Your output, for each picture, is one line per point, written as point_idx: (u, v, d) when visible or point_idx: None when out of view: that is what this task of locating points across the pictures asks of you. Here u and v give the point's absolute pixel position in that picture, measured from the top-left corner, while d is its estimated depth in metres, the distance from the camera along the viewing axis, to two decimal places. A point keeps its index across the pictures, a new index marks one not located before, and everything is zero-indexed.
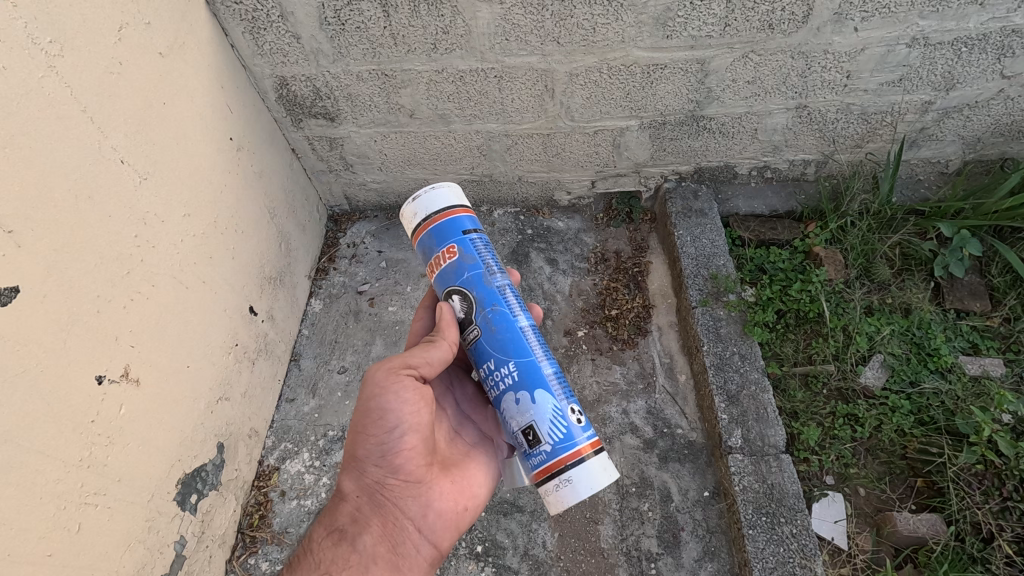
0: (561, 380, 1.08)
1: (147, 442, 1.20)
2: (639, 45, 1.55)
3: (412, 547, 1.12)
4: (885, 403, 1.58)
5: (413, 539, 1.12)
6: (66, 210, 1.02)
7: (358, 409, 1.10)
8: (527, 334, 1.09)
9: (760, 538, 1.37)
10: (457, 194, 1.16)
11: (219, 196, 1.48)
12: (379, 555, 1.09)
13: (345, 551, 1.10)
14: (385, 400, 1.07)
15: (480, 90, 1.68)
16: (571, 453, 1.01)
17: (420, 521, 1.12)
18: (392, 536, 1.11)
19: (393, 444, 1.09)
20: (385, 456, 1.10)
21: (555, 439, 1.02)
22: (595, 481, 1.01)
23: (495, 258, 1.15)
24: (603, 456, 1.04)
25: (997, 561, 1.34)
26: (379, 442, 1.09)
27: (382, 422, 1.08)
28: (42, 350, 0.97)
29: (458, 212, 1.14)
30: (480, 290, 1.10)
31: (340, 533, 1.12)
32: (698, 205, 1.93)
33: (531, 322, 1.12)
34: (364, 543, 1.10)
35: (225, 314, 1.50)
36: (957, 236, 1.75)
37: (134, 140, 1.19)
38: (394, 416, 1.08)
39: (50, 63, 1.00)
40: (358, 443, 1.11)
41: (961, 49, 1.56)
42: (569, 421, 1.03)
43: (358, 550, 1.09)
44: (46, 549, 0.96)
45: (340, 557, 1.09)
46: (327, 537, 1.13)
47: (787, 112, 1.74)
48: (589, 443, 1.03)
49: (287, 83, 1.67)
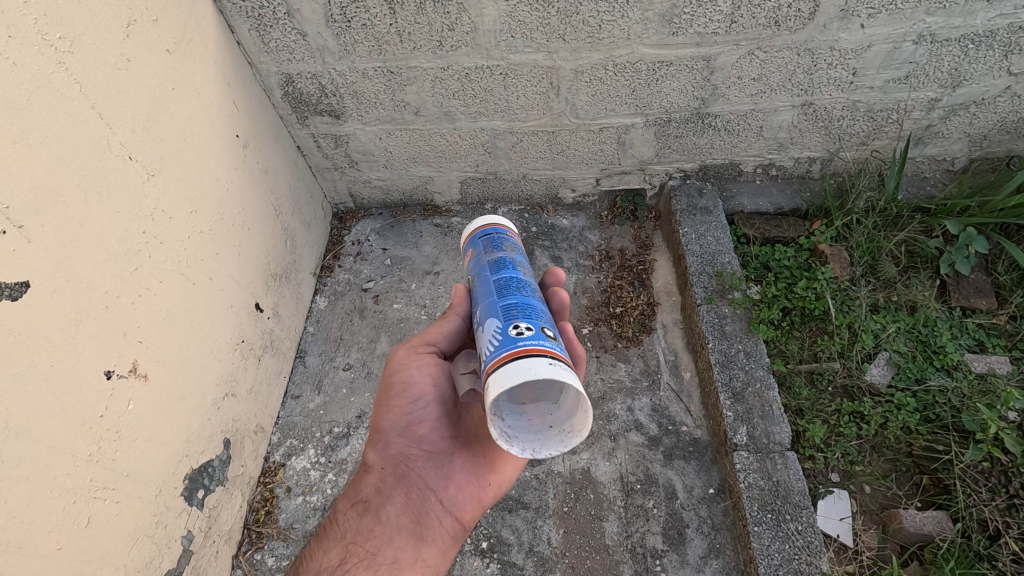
0: (520, 309, 0.98)
1: (155, 437, 1.21)
2: (646, 42, 1.54)
3: (433, 517, 1.17)
4: (891, 401, 1.58)
5: (433, 510, 1.17)
6: (75, 205, 1.03)
7: (385, 381, 1.18)
8: (499, 282, 1.06)
9: (766, 535, 1.37)
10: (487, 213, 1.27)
11: (226, 193, 1.49)
12: (402, 526, 1.16)
13: (370, 522, 1.16)
14: (405, 372, 1.15)
15: (485, 87, 1.69)
16: (495, 359, 0.88)
17: (441, 493, 1.17)
18: (415, 507, 1.17)
19: (417, 415, 1.15)
20: (408, 428, 1.16)
21: (489, 352, 0.91)
22: (511, 377, 0.81)
23: (504, 242, 1.19)
24: (544, 360, 0.83)
25: (1003, 559, 1.33)
26: (403, 413, 1.16)
27: (405, 393, 1.15)
28: (52, 345, 0.97)
29: (480, 223, 1.24)
30: (474, 267, 1.16)
31: (364, 505, 1.18)
32: (703, 202, 1.93)
33: (515, 275, 1.08)
34: (388, 514, 1.16)
35: (231, 310, 1.50)
36: (964, 233, 1.75)
37: (142, 136, 1.19)
38: (414, 387, 1.14)
39: (59, 60, 1.00)
40: (384, 413, 1.17)
41: (968, 46, 1.55)
42: (508, 333, 0.91)
43: (382, 521, 1.16)
44: (55, 543, 0.97)
45: (366, 527, 1.16)
46: (352, 508, 1.20)
47: (793, 110, 1.74)
48: (526, 348, 0.86)
49: (293, 80, 1.68)
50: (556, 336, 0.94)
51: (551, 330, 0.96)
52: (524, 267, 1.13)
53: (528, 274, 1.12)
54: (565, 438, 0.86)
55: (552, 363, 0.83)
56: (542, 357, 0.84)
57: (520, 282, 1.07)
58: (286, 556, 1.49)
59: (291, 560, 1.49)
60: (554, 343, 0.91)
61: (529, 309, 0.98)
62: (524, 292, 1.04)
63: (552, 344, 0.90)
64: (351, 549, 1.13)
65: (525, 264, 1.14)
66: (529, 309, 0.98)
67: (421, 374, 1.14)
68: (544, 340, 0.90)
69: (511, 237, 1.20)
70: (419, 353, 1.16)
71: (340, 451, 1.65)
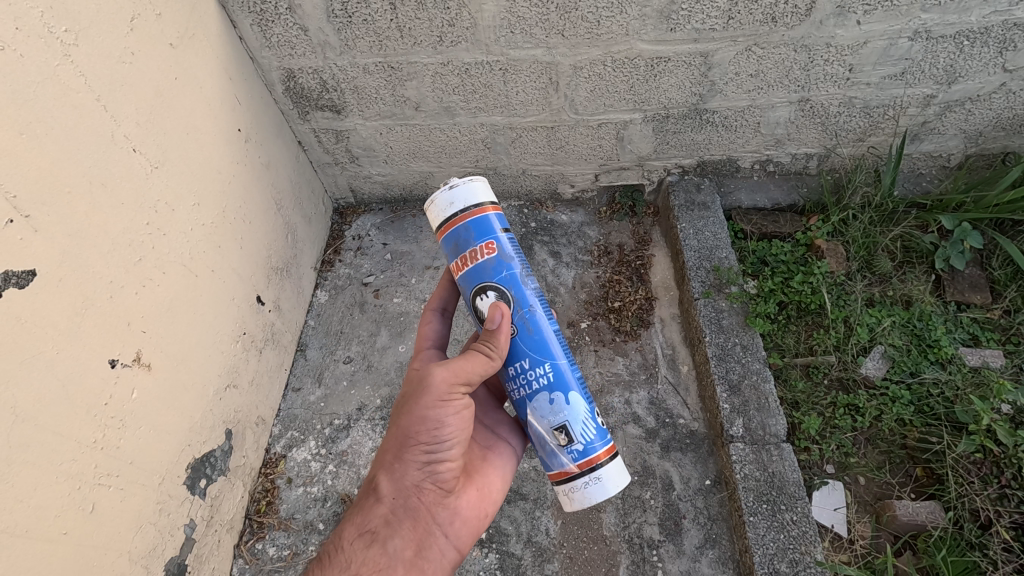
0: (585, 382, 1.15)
1: (158, 426, 1.23)
2: (644, 38, 1.56)
3: (438, 551, 1.12)
4: (886, 394, 1.60)
5: (438, 543, 1.13)
6: (80, 196, 1.04)
7: (412, 411, 1.07)
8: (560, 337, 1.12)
9: (761, 525, 1.39)
10: (489, 187, 1.12)
11: (228, 187, 1.50)
12: (406, 560, 1.08)
13: (376, 554, 1.07)
14: (442, 410, 1.06)
15: (485, 83, 1.70)
16: (600, 452, 1.08)
17: (448, 527, 1.14)
18: (421, 540, 1.11)
19: (442, 454, 1.10)
20: (429, 464, 1.10)
21: (586, 438, 1.07)
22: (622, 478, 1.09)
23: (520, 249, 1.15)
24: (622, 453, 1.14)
25: (994, 547, 1.34)
26: (428, 450, 1.09)
27: (435, 431, 1.07)
28: (58, 332, 0.99)
29: (494, 205, 1.11)
30: (516, 289, 1.09)
31: (372, 535, 1.09)
32: (701, 198, 1.94)
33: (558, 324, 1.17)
34: (396, 547, 1.08)
35: (233, 303, 1.52)
36: (958, 228, 1.77)
37: (145, 129, 1.21)
38: (446, 428, 1.07)
39: (65, 52, 1.02)
40: (404, 444, 1.09)
41: (963, 43, 1.57)
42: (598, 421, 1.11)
43: (387, 553, 1.08)
44: (61, 526, 0.98)
45: (372, 559, 1.07)
46: (356, 537, 1.10)
47: (790, 106, 1.75)
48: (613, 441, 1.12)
49: (295, 75, 1.69)
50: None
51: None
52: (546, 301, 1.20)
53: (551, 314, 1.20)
54: None
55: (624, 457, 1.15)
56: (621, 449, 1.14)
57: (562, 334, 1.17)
58: (287, 546, 1.51)
59: (292, 550, 1.50)
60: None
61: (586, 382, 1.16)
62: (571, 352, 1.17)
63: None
64: None
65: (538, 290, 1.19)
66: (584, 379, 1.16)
67: (455, 415, 1.08)
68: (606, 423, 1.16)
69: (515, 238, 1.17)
70: (456, 390, 1.07)
71: (341, 443, 1.67)
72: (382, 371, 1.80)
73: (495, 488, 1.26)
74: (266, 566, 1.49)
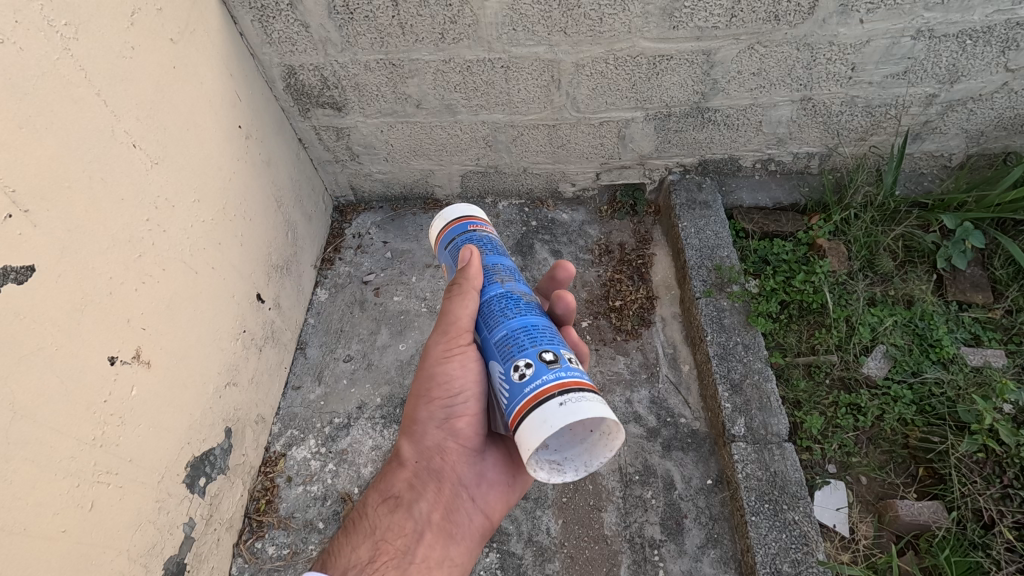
0: (513, 341, 0.99)
1: (157, 424, 1.21)
2: (647, 35, 1.55)
3: (464, 514, 1.16)
4: (887, 393, 1.59)
5: (464, 506, 1.16)
6: (80, 191, 1.04)
7: (421, 369, 1.12)
8: (484, 311, 1.07)
9: (763, 524, 1.39)
10: (444, 215, 1.26)
11: (229, 184, 1.49)
12: (434, 522, 1.12)
13: (400, 518, 1.11)
14: (444, 363, 1.08)
15: (487, 80, 1.69)
16: (512, 414, 0.91)
17: (473, 489, 1.17)
18: (446, 503, 1.14)
19: (457, 408, 1.10)
20: (446, 421, 1.12)
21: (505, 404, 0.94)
22: (538, 436, 0.84)
23: (472, 244, 1.18)
24: (551, 402, 0.85)
25: (997, 547, 1.34)
26: (444, 405, 1.10)
27: (445, 386, 1.09)
28: (57, 329, 0.98)
29: (443, 225, 1.24)
30: None
31: (397, 500, 1.13)
32: (702, 197, 1.94)
33: (498, 293, 1.08)
34: (421, 510, 1.12)
35: (233, 301, 1.51)
36: (960, 228, 1.76)
37: (145, 124, 1.20)
38: (454, 381, 1.08)
39: (65, 46, 1.01)
40: (419, 404, 1.13)
41: (966, 42, 1.57)
42: (513, 379, 0.93)
43: (413, 516, 1.12)
44: (60, 525, 0.97)
45: (396, 524, 1.11)
46: (381, 503, 1.15)
47: (792, 104, 1.75)
48: (538, 393, 0.88)
49: (296, 72, 1.68)
50: (560, 354, 0.94)
51: (553, 346, 0.97)
52: (500, 274, 1.12)
53: (506, 283, 1.11)
54: (608, 443, 0.90)
55: (561, 404, 0.85)
56: (549, 398, 0.86)
57: (507, 300, 1.07)
58: (286, 545, 1.50)
59: (291, 549, 1.50)
60: (558, 368, 0.91)
61: (522, 337, 0.98)
62: (513, 314, 1.03)
63: (556, 374, 0.90)
64: (380, 546, 1.09)
65: (498, 266, 1.14)
66: (524, 335, 0.99)
67: (461, 368, 1.08)
68: (547, 372, 0.91)
69: (477, 234, 1.20)
70: (453, 344, 1.08)
71: (341, 442, 1.66)
72: (383, 370, 1.79)
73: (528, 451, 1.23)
74: (266, 565, 1.48)
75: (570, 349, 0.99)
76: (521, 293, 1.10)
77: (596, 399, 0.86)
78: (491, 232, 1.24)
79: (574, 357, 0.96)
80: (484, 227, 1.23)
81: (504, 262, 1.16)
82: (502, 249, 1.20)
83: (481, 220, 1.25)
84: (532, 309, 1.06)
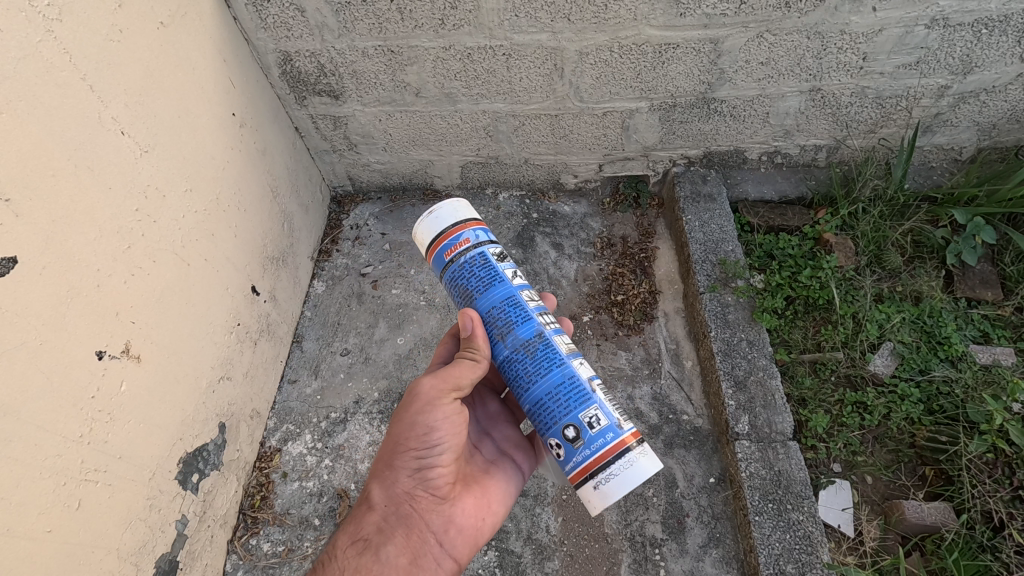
0: (538, 418, 1.05)
1: (147, 420, 1.18)
2: (653, 23, 1.51)
3: (433, 560, 1.10)
4: (894, 392, 1.56)
5: (432, 552, 1.10)
6: (65, 179, 1.00)
7: (402, 417, 1.09)
8: (505, 374, 1.10)
9: (767, 524, 1.36)
10: (422, 232, 1.14)
11: (222, 172, 1.45)
12: (401, 567, 1.06)
13: (368, 562, 1.06)
14: (433, 418, 1.06)
15: (488, 68, 1.65)
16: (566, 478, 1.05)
17: (442, 535, 1.11)
18: (414, 548, 1.09)
19: (432, 458, 1.09)
20: (419, 470, 1.10)
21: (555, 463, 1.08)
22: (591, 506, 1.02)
23: (461, 286, 1.10)
24: (588, 486, 1.00)
25: (1007, 550, 1.31)
26: (418, 455, 1.08)
27: (423, 437, 1.07)
28: (40, 322, 0.95)
29: (427, 250, 1.14)
30: None
31: (364, 543, 1.09)
32: (707, 189, 1.90)
33: (505, 356, 1.07)
34: (388, 554, 1.07)
35: (227, 293, 1.47)
36: (971, 223, 1.73)
37: (134, 110, 1.16)
38: (437, 432, 1.07)
39: (48, 28, 0.97)
40: (395, 451, 1.10)
41: (981, 31, 1.52)
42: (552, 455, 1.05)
43: (381, 560, 1.07)
44: (46, 525, 0.95)
45: (364, 566, 1.06)
46: (350, 546, 1.10)
47: (800, 95, 1.70)
48: (574, 475, 1.02)
49: (291, 58, 1.64)
50: (581, 427, 1.00)
51: (572, 415, 1.01)
52: (499, 326, 1.07)
53: (506, 337, 1.06)
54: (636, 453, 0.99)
55: (595, 486, 0.98)
56: (585, 484, 1.00)
57: (516, 364, 1.06)
58: (282, 542, 1.48)
59: (287, 546, 1.47)
60: (582, 447, 1.00)
61: (544, 412, 1.04)
62: (526, 384, 1.05)
63: (585, 453, 1.00)
64: None
65: (493, 312, 1.07)
66: (545, 410, 1.04)
67: (446, 420, 1.07)
68: (575, 454, 1.01)
69: (457, 267, 1.10)
70: (447, 396, 1.07)
71: (338, 437, 1.63)
72: (380, 364, 1.76)
73: (497, 499, 1.22)
74: (261, 562, 1.46)
75: (588, 406, 1.01)
76: (524, 344, 1.05)
77: (624, 469, 0.97)
78: (471, 247, 1.09)
79: (594, 419, 1.00)
80: (463, 246, 1.09)
81: (495, 301, 1.07)
82: (488, 276, 1.08)
83: (454, 235, 1.09)
84: (541, 364, 1.04)
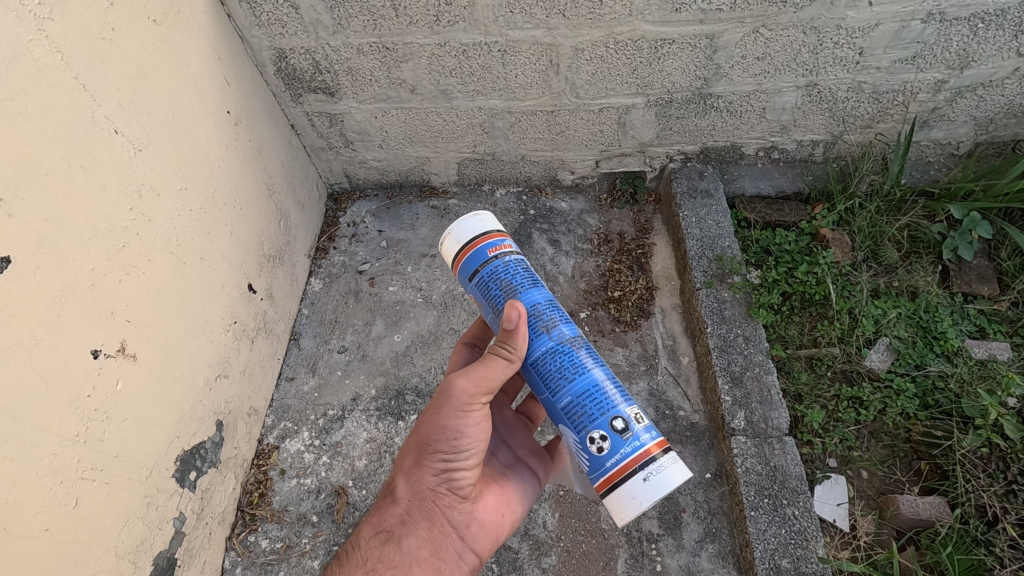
0: (583, 409, 1.00)
1: (144, 419, 1.19)
2: (648, 18, 1.51)
3: (455, 553, 1.10)
4: (890, 386, 1.57)
5: (454, 545, 1.10)
6: (59, 180, 1.00)
7: (431, 420, 1.05)
8: (541, 368, 1.04)
9: (762, 519, 1.37)
10: (458, 234, 1.10)
11: (217, 171, 1.45)
12: (423, 559, 1.06)
13: (391, 552, 1.07)
14: (461, 421, 1.03)
15: (483, 65, 1.64)
16: (608, 477, 0.98)
17: (464, 530, 1.11)
18: (436, 540, 1.09)
19: (460, 460, 1.06)
20: (446, 470, 1.07)
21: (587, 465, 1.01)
22: (622, 509, 0.96)
23: (503, 281, 1.06)
24: (635, 478, 0.95)
25: (1001, 544, 1.32)
26: (446, 458, 1.06)
27: (453, 441, 1.04)
28: (35, 322, 0.95)
29: (461, 250, 1.10)
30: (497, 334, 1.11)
31: (388, 534, 1.08)
32: (703, 185, 1.90)
33: (549, 349, 1.03)
34: (410, 546, 1.07)
35: (223, 291, 1.48)
36: (968, 218, 1.73)
37: (128, 110, 1.16)
38: (465, 438, 1.05)
39: (39, 27, 0.97)
40: (423, 450, 1.07)
41: (978, 25, 1.52)
42: (590, 452, 1.00)
43: (403, 551, 1.06)
44: (42, 523, 0.95)
45: (387, 556, 1.06)
46: (373, 535, 1.10)
47: (797, 91, 1.70)
48: (617, 469, 0.97)
49: (286, 56, 1.64)
50: (631, 418, 0.99)
51: (620, 407, 1.00)
52: (544, 320, 1.05)
53: (551, 330, 1.05)
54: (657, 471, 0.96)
55: (623, 495, 0.96)
56: (631, 476, 0.96)
57: (561, 356, 1.03)
58: (280, 538, 1.48)
59: (284, 543, 1.48)
60: (632, 437, 0.98)
61: (590, 404, 1.00)
62: (571, 376, 1.02)
63: (632, 444, 0.97)
64: None
65: (538, 307, 1.06)
66: (590, 402, 1.00)
67: (476, 425, 1.04)
68: (624, 445, 0.97)
69: (501, 263, 1.07)
70: (477, 399, 1.04)
71: (335, 434, 1.64)
72: (378, 361, 1.76)
73: (516, 497, 1.23)
74: (259, 559, 1.46)
75: (633, 402, 1.02)
76: (571, 339, 1.05)
77: (667, 465, 0.96)
78: (514, 251, 1.11)
79: (639, 413, 1.01)
80: (510, 248, 1.10)
81: (540, 298, 1.07)
82: (532, 277, 1.09)
83: (501, 237, 1.10)
84: (587, 360, 1.04)
